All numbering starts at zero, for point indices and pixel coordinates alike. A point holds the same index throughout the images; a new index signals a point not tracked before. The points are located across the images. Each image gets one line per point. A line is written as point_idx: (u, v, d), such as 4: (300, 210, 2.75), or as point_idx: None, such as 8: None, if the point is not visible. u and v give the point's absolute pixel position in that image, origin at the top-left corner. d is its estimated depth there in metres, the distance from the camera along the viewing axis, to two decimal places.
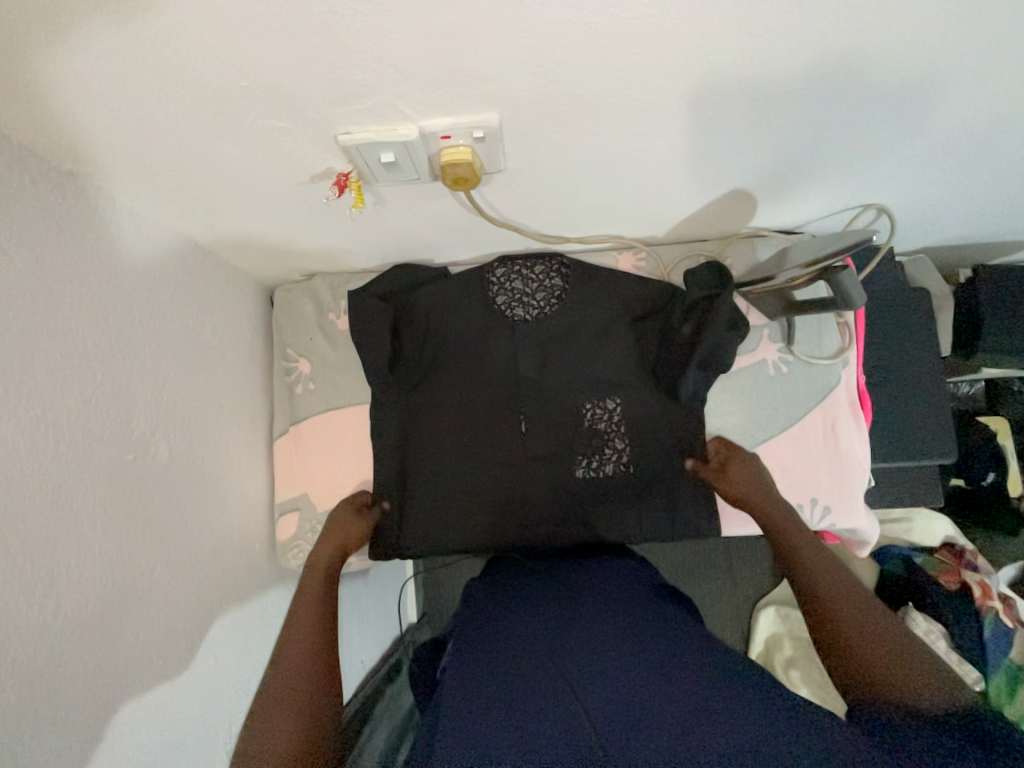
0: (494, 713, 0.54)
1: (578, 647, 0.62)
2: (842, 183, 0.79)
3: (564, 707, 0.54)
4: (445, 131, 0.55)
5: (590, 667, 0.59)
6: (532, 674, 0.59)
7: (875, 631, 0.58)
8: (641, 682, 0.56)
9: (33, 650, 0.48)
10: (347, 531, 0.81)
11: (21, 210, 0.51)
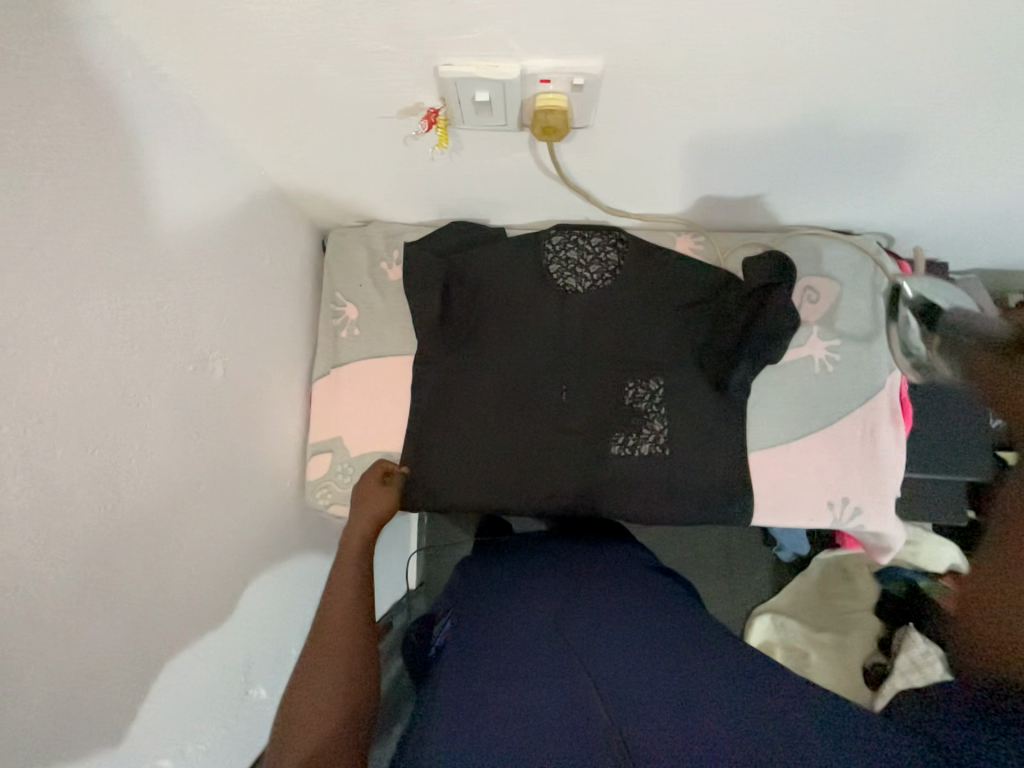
0: (489, 690, 0.54)
1: (586, 624, 0.62)
2: (918, 187, 0.78)
3: (567, 678, 0.54)
4: (547, 73, 0.54)
5: (598, 639, 0.59)
6: (537, 647, 0.60)
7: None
8: (649, 656, 0.56)
9: (91, 537, 0.48)
10: (378, 501, 0.82)
11: (119, 102, 0.51)
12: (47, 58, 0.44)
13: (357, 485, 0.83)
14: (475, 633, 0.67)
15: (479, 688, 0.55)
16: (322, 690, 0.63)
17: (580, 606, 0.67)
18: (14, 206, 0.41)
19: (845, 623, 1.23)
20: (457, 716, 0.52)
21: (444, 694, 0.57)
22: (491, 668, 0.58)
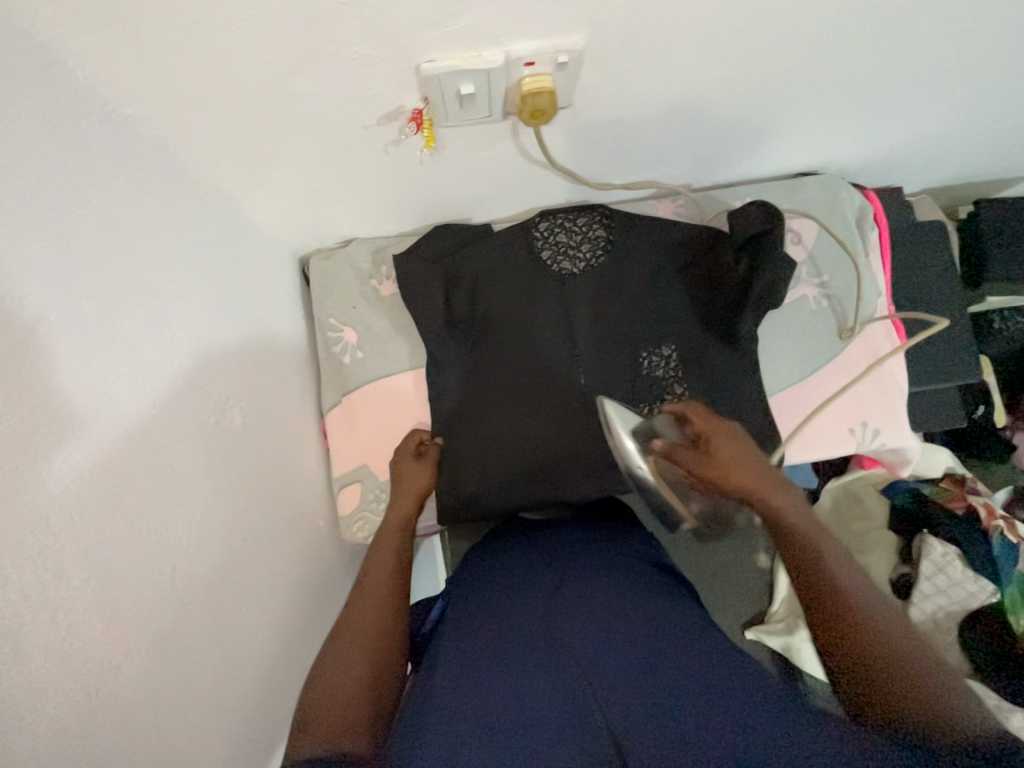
0: (478, 689, 0.50)
1: (571, 601, 0.58)
2: (876, 119, 0.82)
3: (553, 675, 0.50)
4: (531, 57, 0.54)
5: (581, 620, 0.55)
6: (521, 633, 0.55)
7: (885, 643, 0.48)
8: (642, 639, 0.53)
9: (157, 617, 0.44)
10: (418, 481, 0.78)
11: (94, 149, 0.47)
12: (14, 111, 0.40)
13: (393, 469, 0.80)
14: (465, 618, 0.62)
15: (471, 689, 0.50)
16: (354, 654, 0.56)
17: (591, 571, 0.63)
18: (15, 280, 0.38)
19: (866, 542, 1.06)
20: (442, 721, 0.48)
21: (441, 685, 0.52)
22: (479, 659, 0.53)
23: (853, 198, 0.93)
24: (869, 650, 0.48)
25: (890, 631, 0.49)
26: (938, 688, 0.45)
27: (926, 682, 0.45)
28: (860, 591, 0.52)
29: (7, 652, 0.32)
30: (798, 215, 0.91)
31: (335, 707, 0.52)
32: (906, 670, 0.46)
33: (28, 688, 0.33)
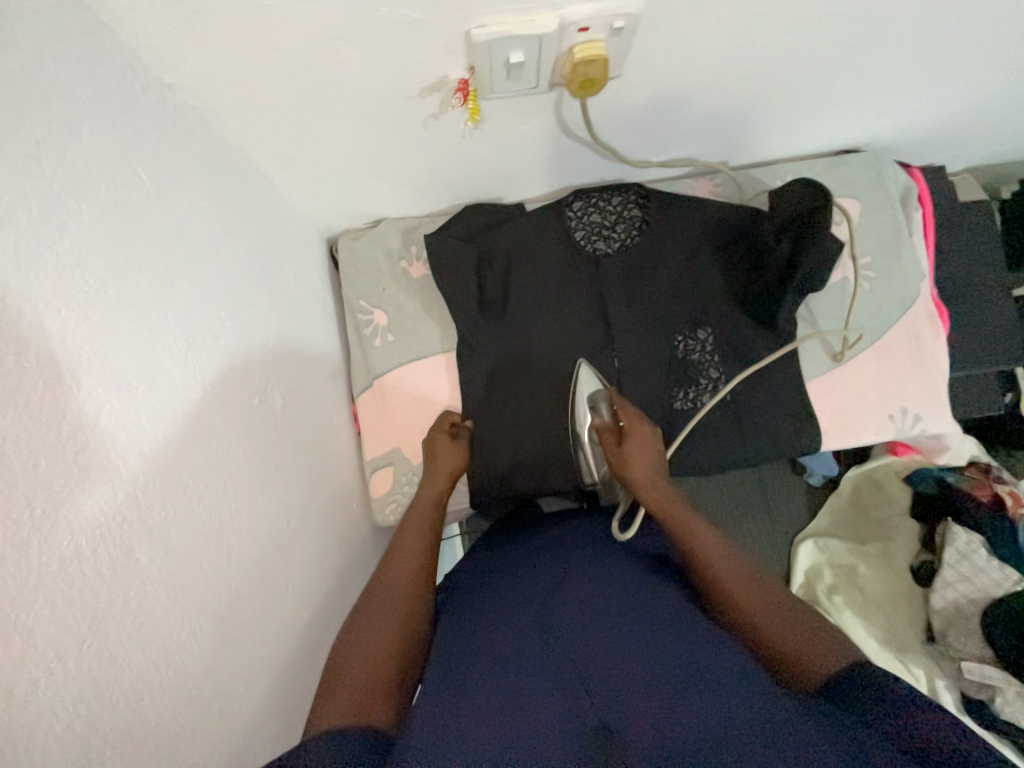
0: (480, 686, 0.46)
1: (571, 600, 0.55)
2: (931, 91, 0.78)
3: (559, 680, 0.46)
4: (585, 22, 0.51)
5: (585, 618, 0.52)
6: (518, 635, 0.52)
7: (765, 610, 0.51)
8: (650, 636, 0.49)
9: (218, 597, 0.44)
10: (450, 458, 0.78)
11: (142, 120, 0.45)
12: (71, 72, 0.38)
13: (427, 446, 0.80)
14: (462, 617, 0.59)
15: (475, 685, 0.46)
16: (378, 628, 0.52)
17: (607, 568, 0.61)
18: (82, 244, 0.36)
19: (887, 529, 1.06)
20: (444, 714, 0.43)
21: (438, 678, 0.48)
22: (481, 656, 0.50)
23: (898, 176, 0.90)
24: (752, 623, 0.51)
25: (779, 602, 0.52)
26: (818, 646, 0.47)
27: (790, 638, 0.48)
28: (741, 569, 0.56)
29: (87, 627, 0.31)
30: (840, 193, 0.88)
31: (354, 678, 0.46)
32: (787, 630, 0.49)
33: (109, 664, 0.32)
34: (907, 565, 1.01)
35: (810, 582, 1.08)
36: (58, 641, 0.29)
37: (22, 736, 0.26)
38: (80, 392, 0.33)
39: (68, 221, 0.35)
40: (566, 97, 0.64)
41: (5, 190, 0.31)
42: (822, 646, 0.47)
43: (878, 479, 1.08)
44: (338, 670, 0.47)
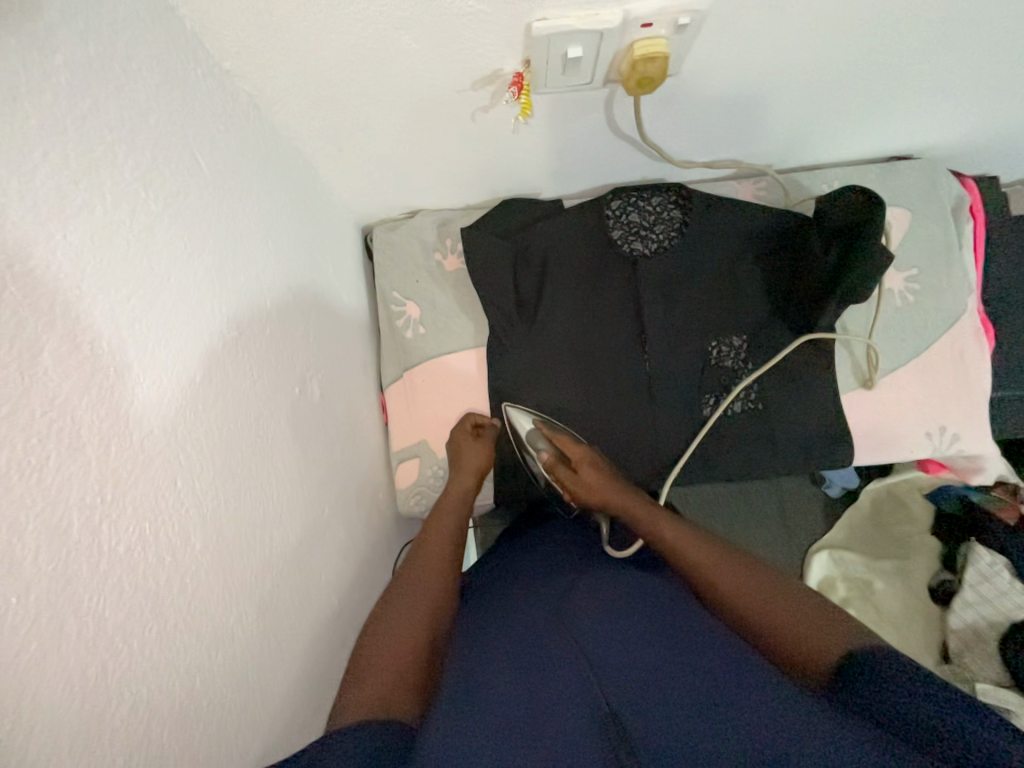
0: (502, 667, 0.48)
1: (582, 596, 0.55)
2: (998, 99, 0.74)
3: (574, 667, 0.48)
4: (649, 18, 0.50)
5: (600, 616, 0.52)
6: (533, 621, 0.53)
7: (745, 588, 0.53)
8: (667, 644, 0.50)
9: (261, 582, 0.44)
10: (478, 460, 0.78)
11: (203, 107, 0.45)
12: (141, 58, 0.38)
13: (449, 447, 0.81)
14: (479, 603, 0.61)
15: (495, 664, 0.49)
16: (406, 619, 0.52)
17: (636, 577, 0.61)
18: (148, 232, 0.36)
19: (906, 546, 1.03)
20: (468, 695, 0.45)
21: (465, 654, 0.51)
22: (501, 635, 0.52)
23: (950, 186, 0.87)
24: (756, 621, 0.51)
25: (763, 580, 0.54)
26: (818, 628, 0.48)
27: (775, 613, 0.51)
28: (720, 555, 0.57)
29: (149, 613, 0.32)
30: (889, 202, 0.85)
31: (383, 668, 0.47)
32: (788, 618, 0.50)
33: (167, 649, 0.33)
34: (924, 583, 0.99)
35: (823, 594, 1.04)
36: (124, 625, 0.29)
37: (94, 716, 0.27)
38: (146, 381, 0.34)
39: (137, 210, 0.36)
40: (618, 94, 0.63)
41: (84, 178, 0.31)
42: (823, 627, 0.48)
43: (900, 491, 1.06)
44: (368, 659, 0.48)
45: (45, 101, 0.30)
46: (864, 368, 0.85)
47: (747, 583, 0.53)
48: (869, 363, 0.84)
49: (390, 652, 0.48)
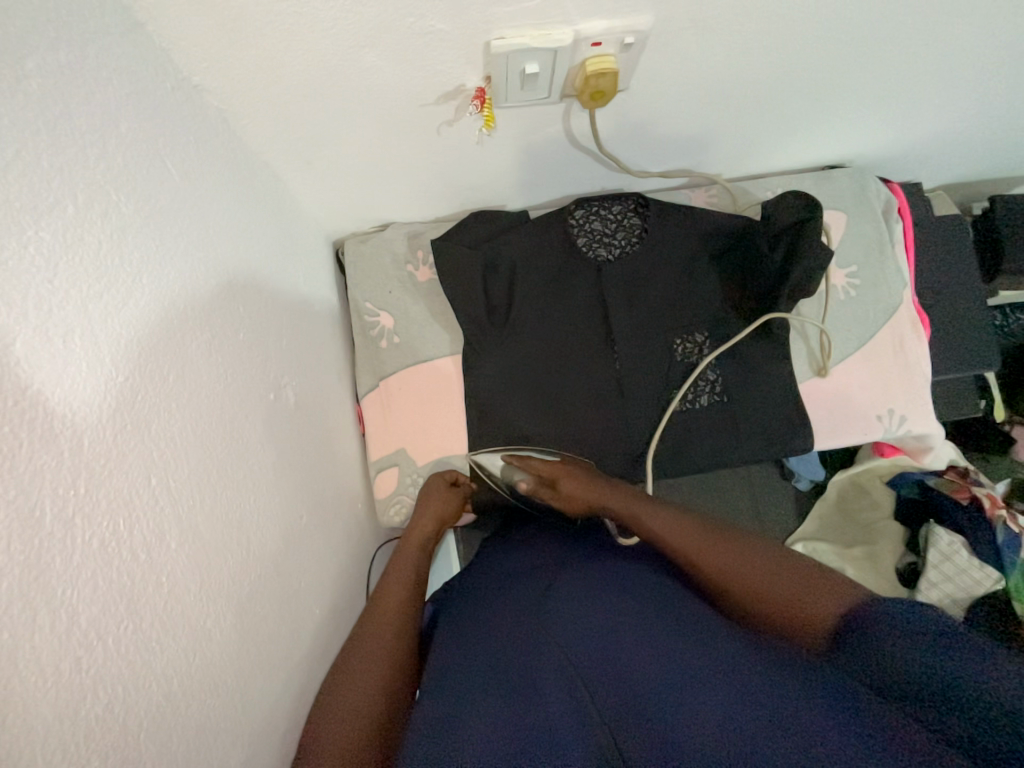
0: (484, 692, 0.48)
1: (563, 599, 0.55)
2: (911, 113, 0.83)
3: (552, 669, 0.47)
4: (597, 37, 0.54)
5: (577, 613, 0.52)
6: (513, 633, 0.53)
7: (742, 560, 0.54)
8: (639, 630, 0.49)
9: (239, 585, 0.44)
10: (445, 503, 0.79)
11: (173, 118, 0.47)
12: (111, 68, 0.39)
13: (422, 490, 0.81)
14: (456, 628, 0.60)
15: (478, 698, 0.47)
16: (362, 678, 0.52)
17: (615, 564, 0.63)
18: (120, 233, 0.37)
19: (873, 533, 1.09)
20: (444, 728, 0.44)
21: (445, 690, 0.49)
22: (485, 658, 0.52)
23: (879, 191, 0.95)
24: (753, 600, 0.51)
25: (749, 559, 0.54)
26: (811, 592, 0.49)
27: (770, 582, 0.51)
28: (704, 540, 0.58)
29: (125, 610, 0.31)
30: (826, 206, 0.93)
31: (343, 731, 0.47)
32: (791, 586, 0.50)
33: (143, 648, 0.32)
34: (892, 567, 1.03)
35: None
36: (99, 621, 0.29)
37: (68, 713, 0.26)
38: (118, 376, 0.34)
39: (109, 211, 0.36)
40: (574, 108, 0.67)
41: (56, 178, 0.32)
42: (819, 587, 0.49)
43: (863, 478, 1.12)
44: (319, 719, 0.48)
45: (17, 104, 0.30)
46: (819, 358, 0.90)
47: (740, 556, 0.54)
48: (823, 352, 0.89)
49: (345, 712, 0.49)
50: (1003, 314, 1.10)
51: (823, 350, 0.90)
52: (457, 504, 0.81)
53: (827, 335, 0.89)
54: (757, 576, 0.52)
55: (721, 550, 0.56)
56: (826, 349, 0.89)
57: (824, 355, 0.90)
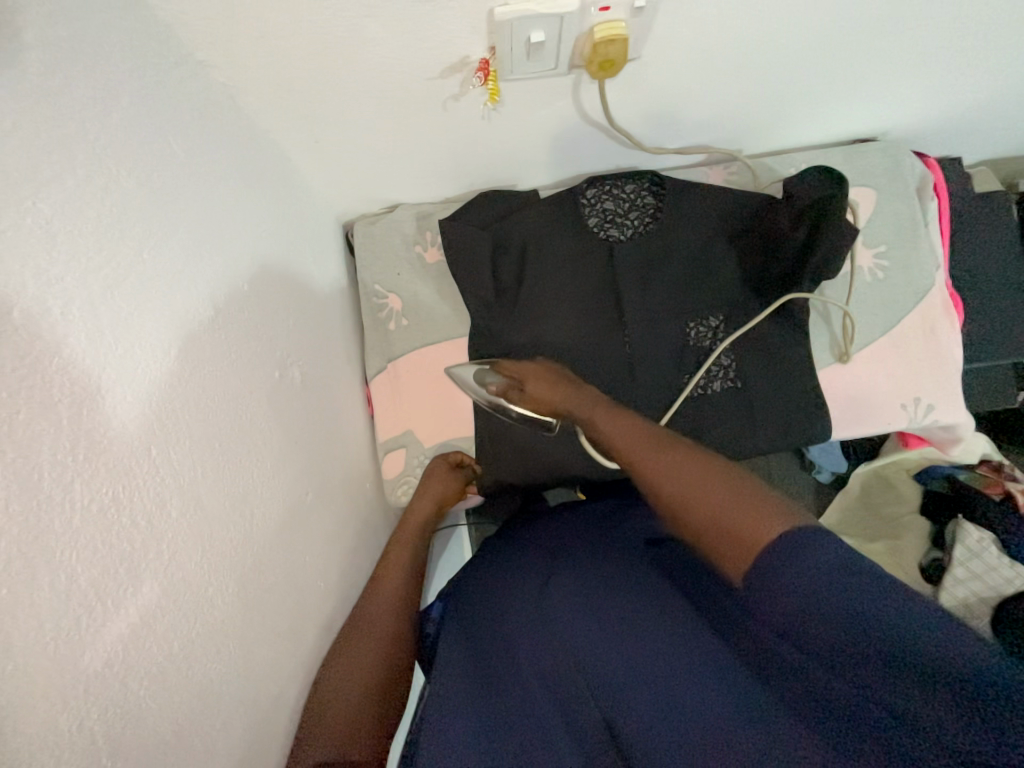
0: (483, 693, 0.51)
1: (564, 590, 0.55)
2: (951, 80, 0.78)
3: (546, 672, 0.50)
4: (606, 2, 0.52)
5: (576, 608, 0.52)
6: (509, 627, 0.56)
7: (675, 473, 0.50)
8: (625, 625, 0.50)
9: (243, 556, 0.45)
10: (444, 485, 0.79)
11: (176, 94, 0.47)
12: (112, 41, 0.39)
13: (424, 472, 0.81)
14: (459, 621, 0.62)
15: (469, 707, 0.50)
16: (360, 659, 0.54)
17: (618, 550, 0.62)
18: (121, 208, 0.37)
19: (899, 527, 1.04)
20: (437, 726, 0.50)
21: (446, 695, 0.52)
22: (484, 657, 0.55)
23: (914, 166, 0.89)
24: (680, 503, 0.48)
25: (694, 469, 0.50)
26: (731, 506, 0.44)
27: (701, 493, 0.47)
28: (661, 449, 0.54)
29: (124, 574, 0.32)
30: (854, 183, 0.88)
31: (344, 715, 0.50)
32: (724, 501, 0.45)
33: (144, 611, 0.33)
34: (915, 563, 0.99)
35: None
36: (98, 582, 0.30)
37: (66, 668, 0.28)
38: (120, 349, 0.35)
39: (109, 185, 0.37)
40: (584, 80, 0.65)
41: (54, 152, 0.32)
42: (751, 508, 0.43)
43: (890, 469, 1.08)
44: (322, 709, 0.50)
45: (14, 73, 0.31)
46: (841, 343, 0.86)
47: (678, 463, 0.51)
48: (846, 337, 0.85)
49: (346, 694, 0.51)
50: None
51: (846, 335, 0.85)
52: (458, 487, 0.82)
53: (851, 319, 0.85)
54: (689, 487, 0.49)
55: (663, 463, 0.52)
56: (849, 334, 0.85)
57: (847, 341, 0.86)
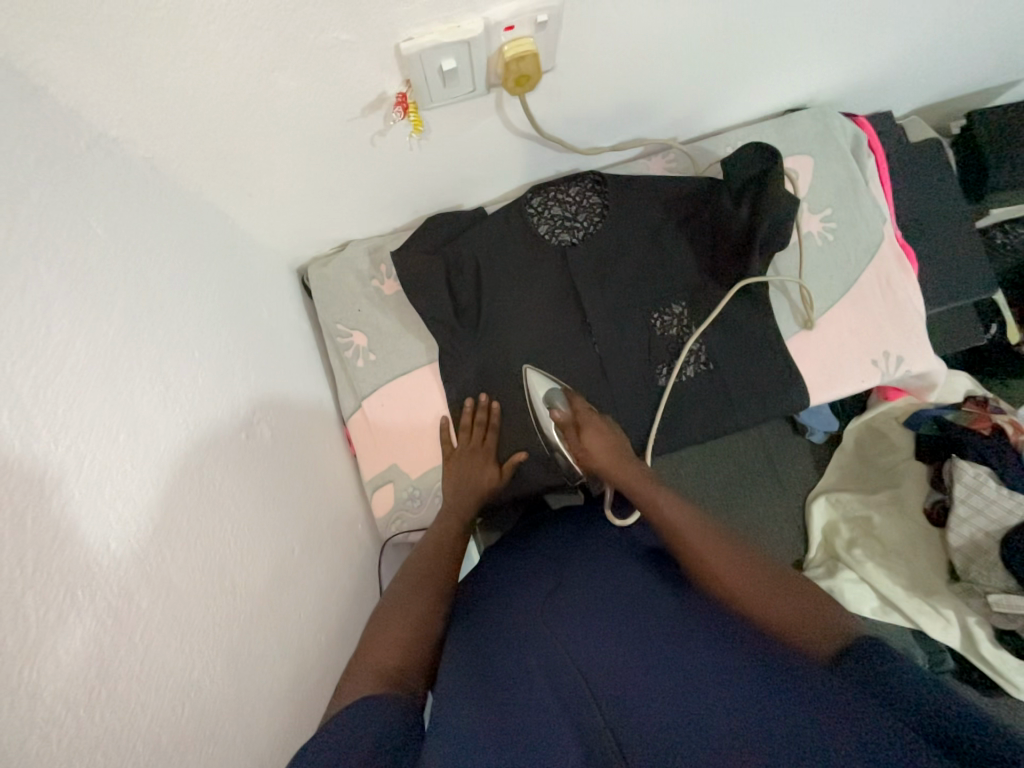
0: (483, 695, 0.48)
1: (571, 602, 0.56)
2: (865, 39, 0.79)
3: (552, 670, 0.49)
4: (509, 21, 0.53)
5: (590, 617, 0.53)
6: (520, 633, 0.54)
7: (733, 559, 0.60)
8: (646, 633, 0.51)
9: (228, 629, 0.44)
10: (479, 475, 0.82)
11: (93, 176, 0.46)
12: (12, 135, 0.39)
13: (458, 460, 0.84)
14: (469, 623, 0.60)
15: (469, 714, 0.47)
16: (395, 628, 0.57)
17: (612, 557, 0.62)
18: (43, 303, 0.37)
19: (896, 475, 1.06)
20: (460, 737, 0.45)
21: (443, 709, 0.48)
22: (481, 672, 0.52)
23: (845, 127, 0.91)
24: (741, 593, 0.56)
25: (763, 574, 0.58)
26: (807, 617, 0.53)
27: (764, 592, 0.56)
28: (716, 540, 0.62)
29: (94, 677, 0.31)
30: (791, 153, 0.89)
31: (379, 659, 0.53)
32: (782, 604, 0.54)
33: (122, 712, 0.33)
34: (918, 508, 1.02)
35: (827, 540, 1.07)
36: (65, 692, 0.29)
37: None
38: (60, 448, 0.34)
39: (26, 284, 0.36)
40: (505, 97, 0.65)
41: None
42: (808, 616, 0.53)
43: (880, 420, 1.07)
44: (367, 650, 0.54)
45: None
46: (804, 310, 0.87)
47: (738, 559, 0.60)
48: (807, 303, 0.86)
49: (385, 644, 0.55)
50: (1001, 230, 1.04)
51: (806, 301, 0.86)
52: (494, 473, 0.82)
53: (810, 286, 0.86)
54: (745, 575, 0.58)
55: (723, 551, 0.61)
56: (810, 301, 0.86)
57: (808, 307, 0.87)
